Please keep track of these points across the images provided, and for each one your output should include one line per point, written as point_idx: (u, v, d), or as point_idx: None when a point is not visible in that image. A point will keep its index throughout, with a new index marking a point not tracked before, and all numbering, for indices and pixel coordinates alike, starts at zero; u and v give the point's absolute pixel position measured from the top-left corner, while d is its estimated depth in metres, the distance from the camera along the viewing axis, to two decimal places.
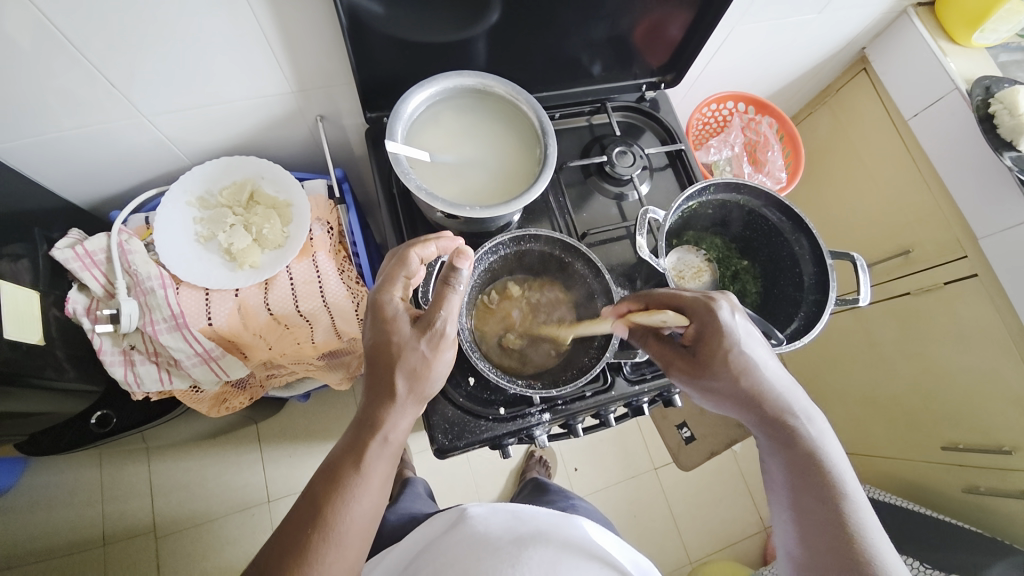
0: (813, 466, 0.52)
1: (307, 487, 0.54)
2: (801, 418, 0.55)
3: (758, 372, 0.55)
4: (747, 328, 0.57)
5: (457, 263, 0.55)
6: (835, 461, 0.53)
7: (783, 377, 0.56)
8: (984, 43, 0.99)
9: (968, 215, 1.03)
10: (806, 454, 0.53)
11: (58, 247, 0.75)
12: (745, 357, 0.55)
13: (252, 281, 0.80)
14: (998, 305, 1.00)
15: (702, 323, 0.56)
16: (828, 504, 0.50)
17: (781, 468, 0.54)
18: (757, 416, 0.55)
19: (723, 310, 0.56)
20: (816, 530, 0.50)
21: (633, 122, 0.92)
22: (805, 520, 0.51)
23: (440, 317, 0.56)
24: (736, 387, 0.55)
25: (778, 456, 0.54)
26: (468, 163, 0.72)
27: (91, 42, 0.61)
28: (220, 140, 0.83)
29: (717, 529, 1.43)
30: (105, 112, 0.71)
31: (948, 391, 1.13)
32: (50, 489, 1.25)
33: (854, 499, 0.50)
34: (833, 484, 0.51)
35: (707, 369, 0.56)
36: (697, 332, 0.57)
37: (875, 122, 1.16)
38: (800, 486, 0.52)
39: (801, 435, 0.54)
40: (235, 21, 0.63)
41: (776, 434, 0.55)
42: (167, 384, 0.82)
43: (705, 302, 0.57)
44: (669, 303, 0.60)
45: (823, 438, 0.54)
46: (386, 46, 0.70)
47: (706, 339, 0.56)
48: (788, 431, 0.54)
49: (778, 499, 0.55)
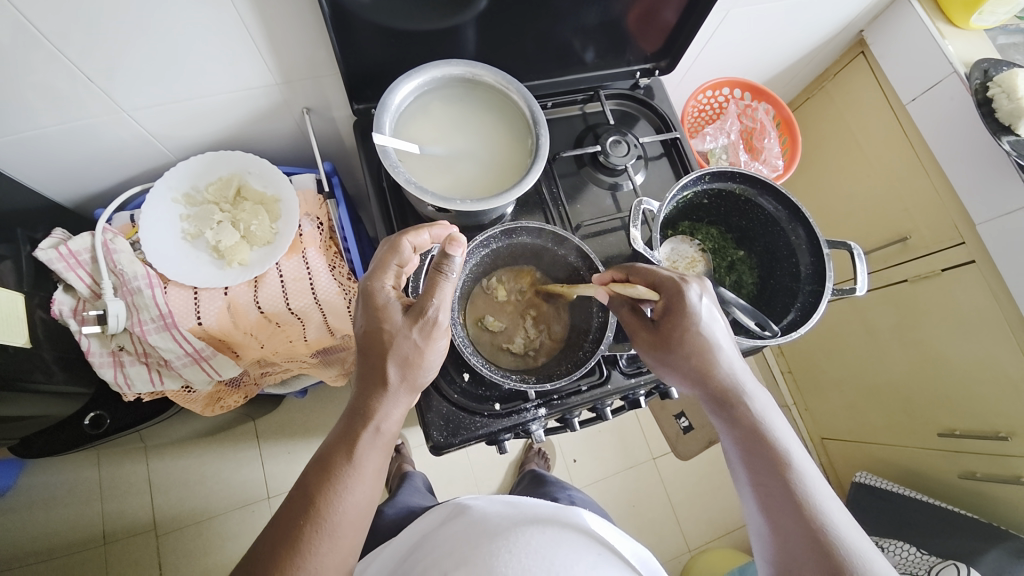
0: (760, 442, 0.52)
1: (299, 478, 0.53)
2: (746, 396, 0.55)
3: (713, 352, 0.56)
4: (710, 309, 0.57)
5: (450, 250, 0.53)
6: (781, 437, 0.52)
7: (737, 362, 0.57)
8: (982, 25, 0.97)
9: (966, 201, 1.02)
10: (752, 431, 0.53)
11: (42, 248, 0.74)
12: (703, 336, 0.56)
13: (242, 279, 0.79)
14: (994, 290, 1.00)
15: (668, 299, 0.58)
16: (780, 479, 0.50)
17: (734, 449, 0.54)
18: (706, 395, 0.56)
19: (691, 291, 0.57)
20: (774, 506, 0.49)
21: (627, 110, 0.90)
22: (763, 497, 0.50)
23: (432, 305, 0.55)
24: (689, 366, 0.56)
25: (729, 437, 0.54)
26: (458, 155, 0.71)
27: (66, 36, 0.59)
28: (205, 135, 0.82)
29: (716, 518, 1.44)
30: (85, 109, 0.69)
31: (945, 377, 1.13)
32: (49, 489, 1.25)
33: (803, 471, 0.50)
34: (781, 459, 0.51)
35: (667, 345, 0.58)
36: (664, 307, 0.58)
37: (873, 107, 1.15)
38: (752, 462, 0.52)
39: (745, 412, 0.54)
40: (215, 13, 0.61)
41: (724, 414, 0.55)
42: (158, 385, 0.81)
43: (675, 281, 0.58)
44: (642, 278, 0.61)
45: (767, 413, 0.54)
46: (372, 35, 0.68)
47: (669, 314, 0.57)
48: (733, 409, 0.54)
49: (738, 481, 0.54)
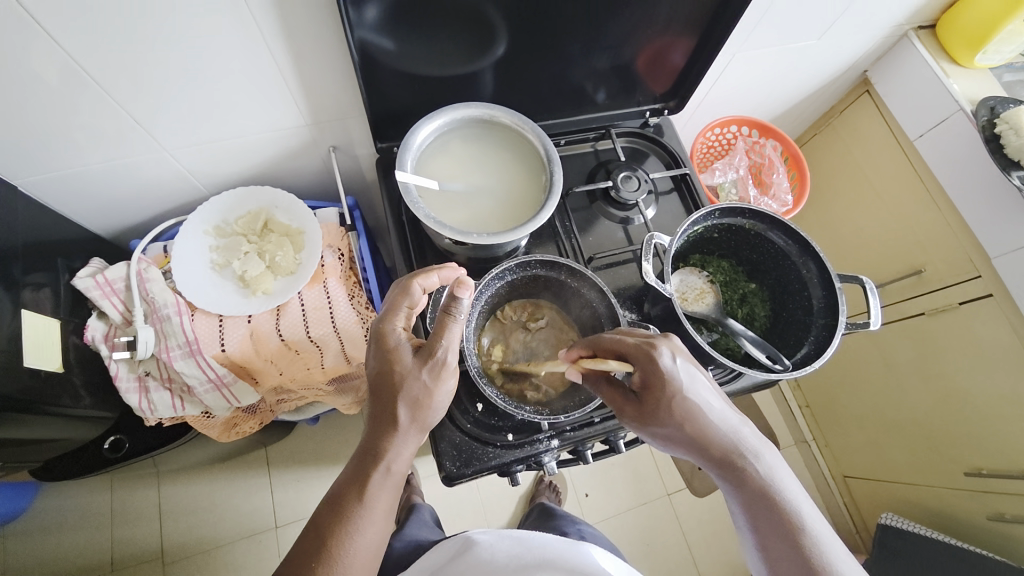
0: (768, 505, 0.51)
1: (311, 519, 0.53)
2: (750, 457, 0.53)
3: (704, 415, 0.55)
4: (689, 371, 0.56)
5: (457, 293, 0.55)
6: (787, 494, 0.52)
7: (730, 417, 0.56)
8: (987, 64, 1.00)
9: (980, 235, 1.02)
10: (759, 494, 0.52)
11: (80, 276, 0.78)
12: (691, 403, 0.55)
13: (264, 307, 0.82)
14: (1015, 324, 0.98)
15: (644, 370, 0.56)
16: (792, 543, 0.49)
17: (741, 511, 0.53)
18: (707, 459, 0.55)
19: (663, 356, 0.56)
20: (788, 571, 0.49)
21: (637, 147, 0.93)
22: (775, 561, 0.50)
23: (441, 346, 0.56)
24: (681, 434, 0.55)
25: (735, 499, 0.53)
26: (476, 191, 0.73)
27: (117, 80, 0.64)
28: (236, 171, 0.86)
29: (733, 558, 1.39)
30: (128, 147, 0.74)
31: (968, 413, 1.10)
32: (62, 513, 1.26)
33: (814, 529, 0.50)
34: (793, 521, 0.50)
35: (654, 416, 0.56)
36: (642, 379, 0.56)
37: (880, 143, 1.17)
38: (761, 527, 0.51)
39: (750, 474, 0.53)
40: (253, 59, 0.66)
41: (727, 475, 0.54)
42: (179, 411, 0.83)
43: (646, 350, 0.57)
44: (615, 351, 0.59)
45: (774, 473, 0.53)
46: (396, 79, 0.72)
47: (649, 386, 0.56)
48: (737, 471, 0.53)
49: (746, 542, 0.53)
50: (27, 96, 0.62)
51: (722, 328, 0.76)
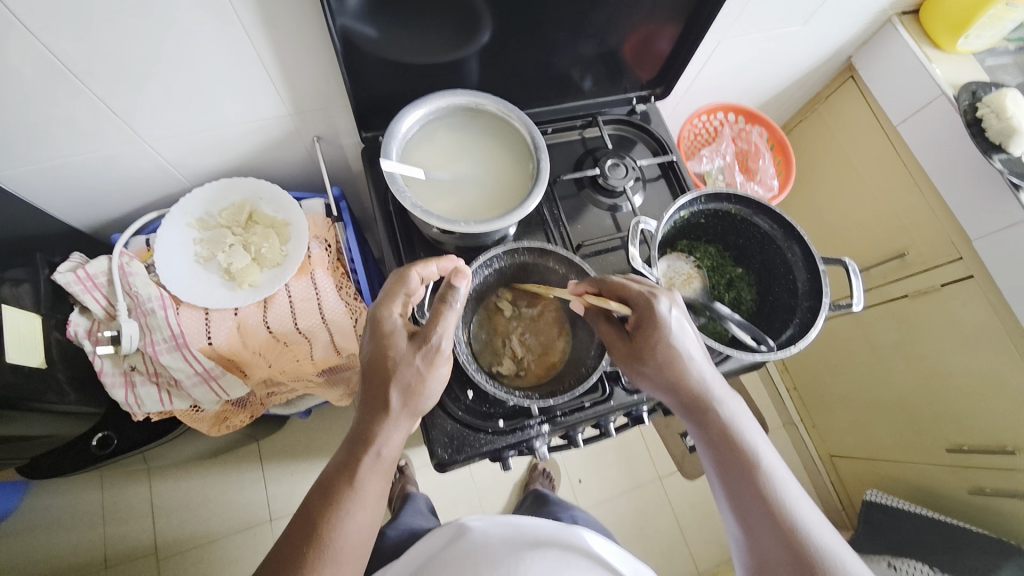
0: (732, 447, 0.54)
1: (301, 505, 0.54)
2: (718, 402, 0.56)
3: (685, 363, 0.57)
4: (680, 322, 0.58)
5: (455, 281, 0.56)
6: (752, 441, 0.54)
7: (706, 367, 0.58)
8: (969, 48, 1.01)
9: (961, 219, 1.03)
10: (722, 436, 0.54)
11: (60, 271, 0.77)
12: (674, 349, 0.57)
13: (251, 300, 0.81)
14: (995, 305, 1.01)
15: (640, 313, 0.58)
16: (751, 484, 0.51)
17: (707, 452, 0.55)
18: (680, 402, 0.57)
19: (661, 303, 0.58)
20: (744, 506, 0.51)
21: (625, 135, 0.93)
22: (731, 496, 0.53)
23: (436, 333, 0.57)
24: (661, 376, 0.57)
25: (702, 440, 0.56)
26: (462, 179, 0.73)
27: (91, 70, 0.62)
28: (217, 163, 0.85)
29: (723, 539, 1.42)
30: (106, 138, 0.72)
31: (949, 392, 1.13)
32: (52, 512, 1.25)
33: (775, 474, 0.52)
34: (753, 463, 0.52)
35: (640, 357, 0.58)
36: (636, 322, 0.59)
37: (865, 128, 1.18)
38: (725, 467, 0.53)
39: (717, 418, 0.55)
40: (231, 47, 0.65)
41: (696, 418, 0.56)
42: (167, 405, 0.82)
43: (645, 297, 0.59)
44: (614, 292, 0.61)
45: (738, 418, 0.55)
46: (380, 67, 0.71)
47: (641, 330, 0.58)
48: (704, 414, 0.56)
49: (710, 480, 0.56)
50: None
51: (710, 313, 0.76)
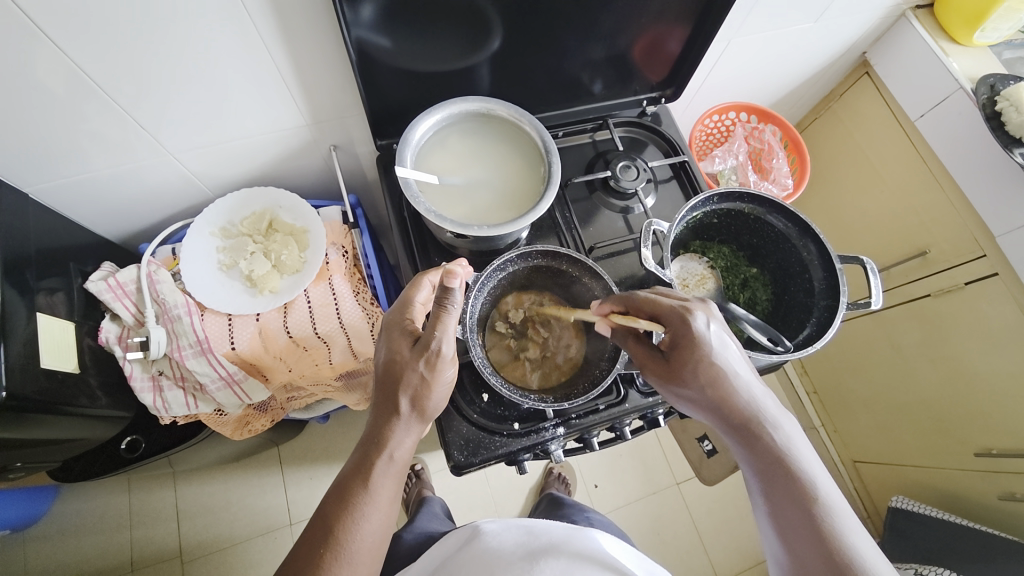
0: (781, 472, 0.51)
1: (318, 507, 0.55)
2: (770, 424, 0.54)
3: (728, 381, 0.55)
4: (720, 337, 0.57)
5: (449, 282, 0.57)
6: (806, 466, 0.52)
7: (754, 385, 0.56)
8: (986, 41, 0.99)
9: (984, 215, 1.01)
10: (775, 461, 0.52)
11: (92, 279, 0.80)
12: (716, 366, 0.56)
13: (272, 305, 0.83)
14: (1022, 302, 0.98)
15: (676, 332, 0.57)
16: (804, 511, 0.49)
17: (755, 477, 0.53)
18: (726, 423, 0.55)
19: (696, 320, 0.57)
20: (792, 533, 0.49)
21: (635, 137, 0.93)
22: (782, 525, 0.50)
23: (435, 338, 0.57)
24: (705, 396, 0.56)
25: (750, 463, 0.54)
26: (475, 184, 0.74)
27: (121, 86, 0.65)
28: (238, 173, 0.88)
29: (744, 545, 1.39)
30: (134, 151, 0.75)
31: (977, 393, 1.10)
32: (82, 515, 1.29)
33: (828, 499, 0.50)
34: (806, 489, 0.50)
35: (680, 377, 0.57)
36: (672, 340, 0.58)
37: (881, 124, 1.16)
38: (775, 492, 0.51)
39: (767, 441, 0.53)
40: (252, 61, 0.67)
41: (745, 440, 0.54)
42: (193, 409, 0.85)
43: (680, 312, 0.57)
44: (647, 310, 0.60)
45: (792, 443, 0.53)
46: (394, 76, 0.73)
47: (679, 349, 0.57)
48: (755, 436, 0.54)
49: (757, 506, 0.54)
50: (35, 106, 0.64)
51: (724, 314, 0.76)
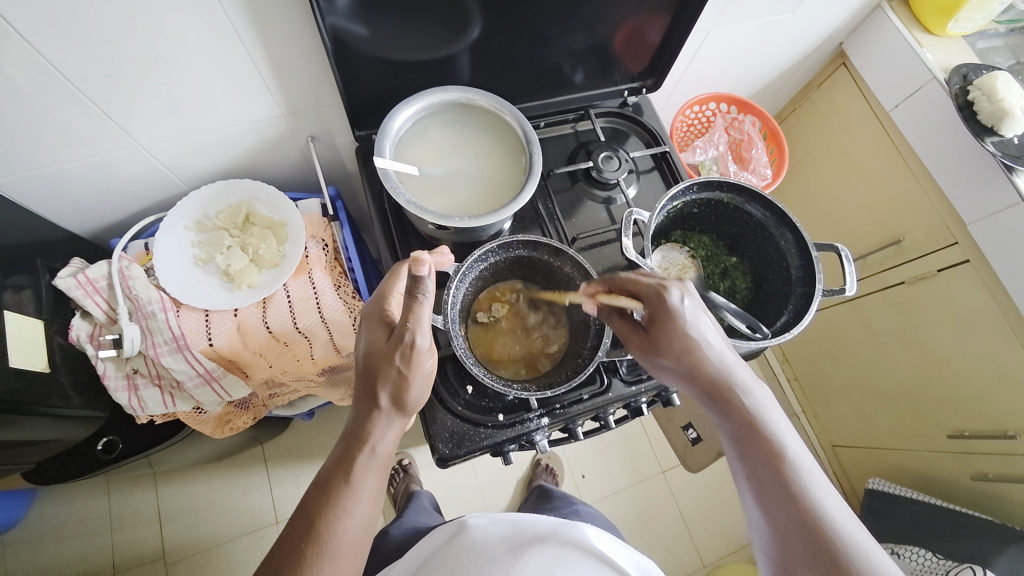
0: (754, 435, 0.52)
1: (300, 503, 0.54)
2: (742, 391, 0.54)
3: (703, 352, 0.56)
4: (695, 311, 0.58)
5: (416, 271, 0.53)
6: (776, 429, 0.52)
7: (726, 355, 0.57)
8: (959, 32, 1.01)
9: (956, 203, 1.03)
10: (746, 424, 0.53)
11: (61, 276, 0.77)
12: (692, 337, 0.57)
13: (250, 300, 0.82)
14: (992, 288, 1.01)
15: (652, 306, 0.59)
16: (775, 472, 0.49)
17: (729, 442, 0.54)
18: (701, 392, 0.56)
19: (672, 295, 0.58)
20: (768, 495, 0.49)
21: (617, 127, 0.93)
22: (756, 487, 0.50)
23: (409, 329, 0.55)
24: (680, 366, 0.57)
25: (725, 429, 0.54)
26: (456, 175, 0.74)
27: (85, 75, 0.63)
28: (213, 165, 0.86)
29: (729, 530, 1.42)
30: (102, 143, 0.73)
31: (950, 377, 1.13)
32: (59, 519, 1.26)
33: (798, 462, 0.50)
34: (778, 451, 0.50)
35: (657, 348, 0.58)
36: (650, 315, 0.59)
37: (857, 114, 1.18)
38: (748, 456, 0.51)
39: (739, 406, 0.54)
40: (223, 49, 0.66)
41: (718, 407, 0.55)
42: (170, 407, 0.83)
43: (656, 288, 0.59)
44: (626, 288, 0.62)
45: (762, 408, 0.54)
46: (372, 66, 0.72)
47: (657, 321, 0.58)
48: (727, 404, 0.54)
49: (733, 471, 0.54)
50: None
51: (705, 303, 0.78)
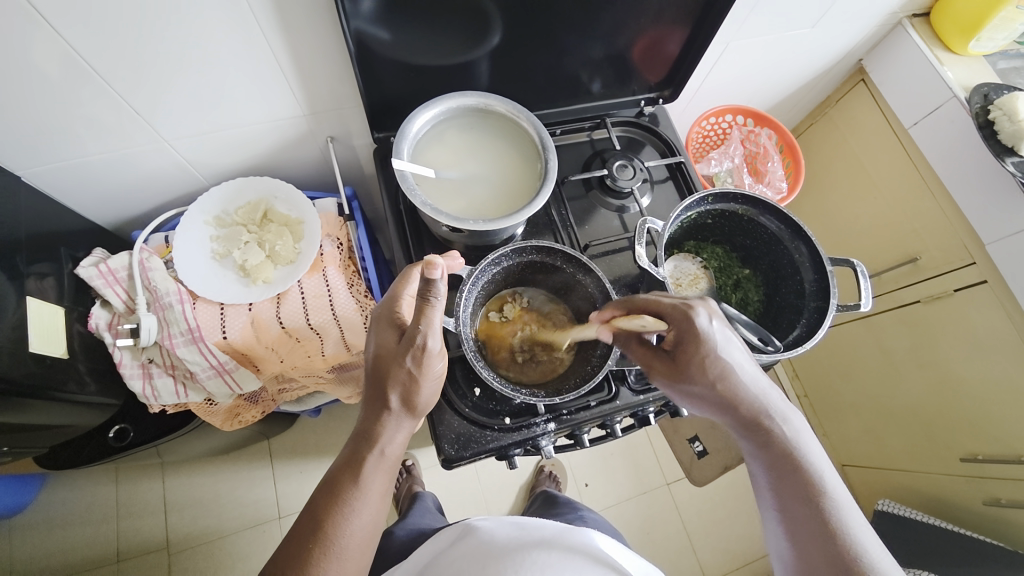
0: (791, 466, 0.52)
1: (307, 503, 0.54)
2: (777, 419, 0.54)
3: (735, 377, 0.55)
4: (724, 333, 0.57)
5: (429, 275, 0.53)
6: (813, 460, 0.52)
7: (760, 380, 0.56)
8: (981, 51, 1.00)
9: (975, 223, 1.02)
10: (784, 454, 0.52)
11: (83, 265, 0.79)
12: (723, 362, 0.55)
13: (265, 295, 0.83)
14: (1009, 310, 0.99)
15: (680, 328, 0.57)
16: (812, 506, 0.50)
17: (763, 471, 0.54)
18: (735, 418, 0.56)
19: (701, 317, 0.56)
20: (803, 529, 0.49)
21: (633, 136, 0.94)
22: (791, 520, 0.50)
23: (420, 331, 0.55)
24: (711, 392, 0.56)
25: (759, 458, 0.54)
26: (471, 179, 0.75)
27: (116, 71, 0.65)
28: (234, 162, 0.87)
29: (733, 546, 1.40)
30: (128, 137, 0.75)
31: (964, 399, 1.11)
32: (68, 505, 1.28)
33: (834, 493, 0.50)
34: (814, 483, 0.51)
35: (684, 373, 0.57)
36: (676, 338, 0.58)
37: (875, 131, 1.17)
38: (783, 487, 0.52)
39: (775, 435, 0.54)
40: (250, 50, 0.67)
41: (754, 436, 0.54)
42: (182, 397, 0.84)
43: (682, 310, 0.57)
44: (648, 310, 0.60)
45: (799, 437, 0.54)
46: (393, 69, 0.73)
47: (685, 345, 0.56)
48: (764, 432, 0.54)
49: (764, 500, 0.54)
50: (28, 89, 0.63)
51: None
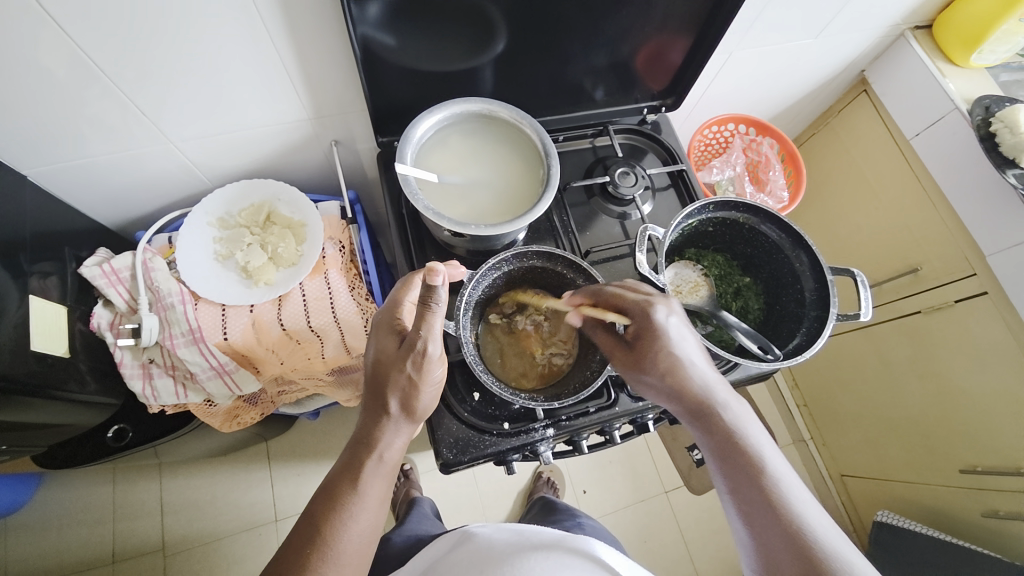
0: (735, 450, 0.52)
1: (305, 509, 0.54)
2: (721, 406, 0.55)
3: (686, 369, 0.56)
4: (679, 329, 0.58)
5: (430, 281, 0.54)
6: (757, 443, 0.53)
7: (708, 372, 0.57)
8: (982, 64, 1.01)
9: (975, 234, 1.02)
10: (728, 439, 0.53)
11: (86, 264, 0.79)
12: (675, 356, 0.57)
13: (266, 297, 0.83)
14: (1010, 322, 0.99)
15: (638, 322, 0.59)
16: (757, 486, 0.50)
17: (712, 458, 0.54)
18: (683, 407, 0.56)
19: (658, 312, 0.58)
20: (753, 511, 0.49)
21: (635, 144, 0.94)
22: (740, 503, 0.50)
23: (421, 337, 0.56)
24: (662, 383, 0.57)
25: (706, 445, 0.55)
26: (474, 184, 0.75)
27: (124, 72, 0.65)
28: (239, 164, 0.88)
29: (730, 556, 1.39)
30: (134, 138, 0.76)
31: (964, 411, 1.11)
32: (64, 505, 1.27)
33: (781, 477, 0.50)
34: (758, 465, 0.51)
35: (641, 365, 0.58)
36: (635, 330, 0.59)
37: (877, 141, 1.18)
38: (730, 471, 0.52)
39: (720, 422, 0.54)
40: (256, 53, 0.68)
41: (702, 424, 0.55)
42: (182, 398, 0.84)
43: (642, 305, 0.59)
44: (611, 302, 0.61)
45: (743, 423, 0.54)
46: (397, 74, 0.74)
47: (642, 337, 0.58)
48: (709, 419, 0.55)
49: (717, 487, 0.54)
50: (36, 89, 0.64)
51: (716, 322, 0.77)
